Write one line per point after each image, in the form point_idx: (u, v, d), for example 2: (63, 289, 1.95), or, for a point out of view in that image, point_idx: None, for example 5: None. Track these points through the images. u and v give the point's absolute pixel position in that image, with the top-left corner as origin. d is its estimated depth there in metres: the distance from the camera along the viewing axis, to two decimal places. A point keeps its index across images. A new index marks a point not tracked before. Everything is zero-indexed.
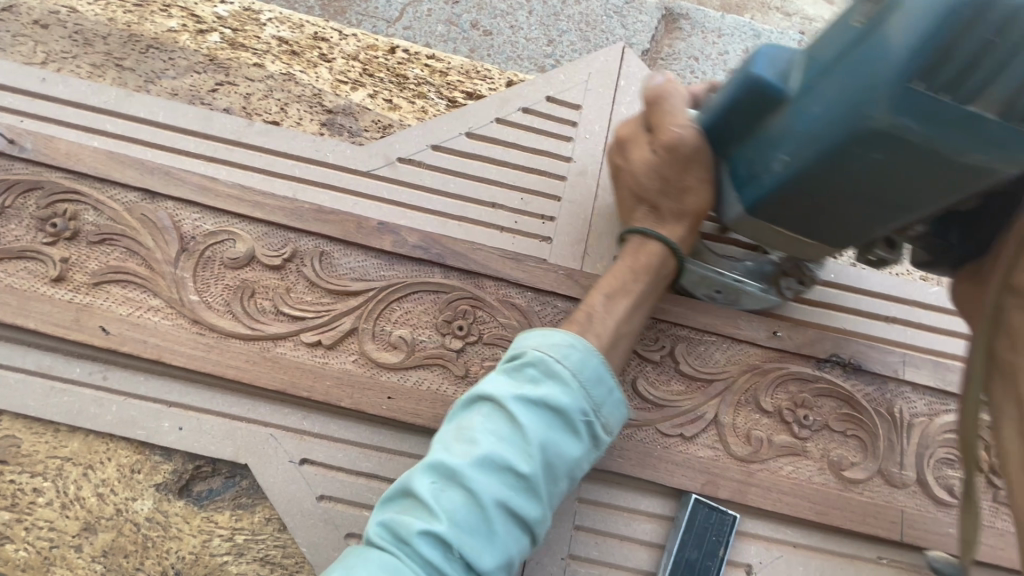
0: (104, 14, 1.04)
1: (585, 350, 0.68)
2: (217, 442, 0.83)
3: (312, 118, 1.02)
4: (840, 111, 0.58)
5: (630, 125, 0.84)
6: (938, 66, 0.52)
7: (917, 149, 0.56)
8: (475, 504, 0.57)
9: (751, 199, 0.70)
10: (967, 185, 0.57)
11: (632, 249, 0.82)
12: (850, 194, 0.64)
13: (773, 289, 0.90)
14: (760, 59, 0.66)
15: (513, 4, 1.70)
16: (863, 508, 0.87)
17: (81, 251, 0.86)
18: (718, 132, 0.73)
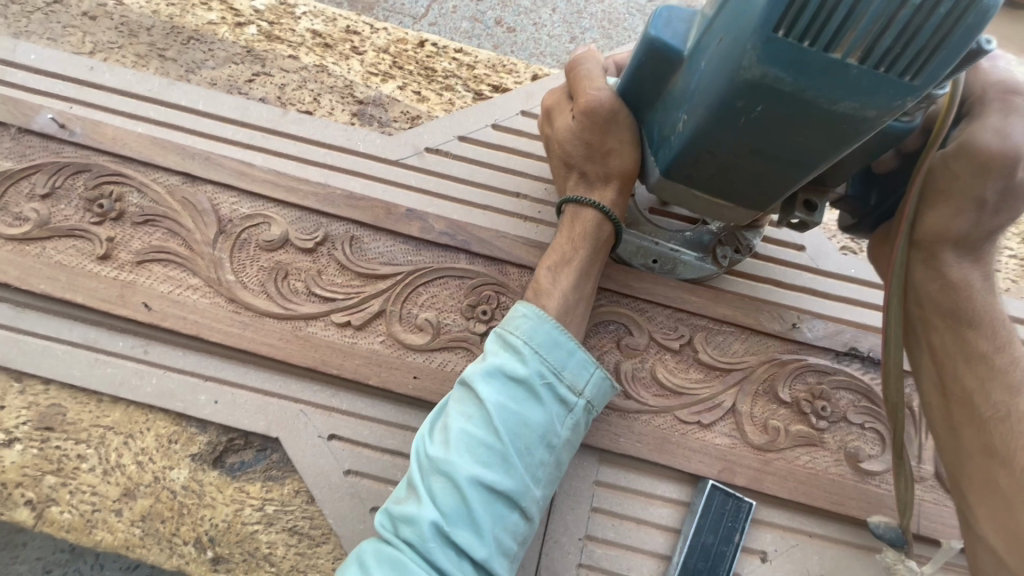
0: (148, 7, 1.09)
1: (537, 318, 0.75)
2: (250, 416, 0.86)
3: (344, 108, 1.05)
4: (720, 66, 0.56)
5: (556, 97, 0.88)
6: (802, 18, 0.48)
7: (786, 99, 0.53)
8: (456, 475, 0.65)
9: (664, 162, 0.69)
10: (848, 136, 0.55)
11: (569, 219, 0.86)
12: (765, 158, 0.61)
13: (708, 258, 0.92)
14: (659, 18, 0.66)
15: (537, 2, 1.73)
16: (880, 500, 0.87)
17: (125, 230, 0.91)
18: (635, 95, 0.75)
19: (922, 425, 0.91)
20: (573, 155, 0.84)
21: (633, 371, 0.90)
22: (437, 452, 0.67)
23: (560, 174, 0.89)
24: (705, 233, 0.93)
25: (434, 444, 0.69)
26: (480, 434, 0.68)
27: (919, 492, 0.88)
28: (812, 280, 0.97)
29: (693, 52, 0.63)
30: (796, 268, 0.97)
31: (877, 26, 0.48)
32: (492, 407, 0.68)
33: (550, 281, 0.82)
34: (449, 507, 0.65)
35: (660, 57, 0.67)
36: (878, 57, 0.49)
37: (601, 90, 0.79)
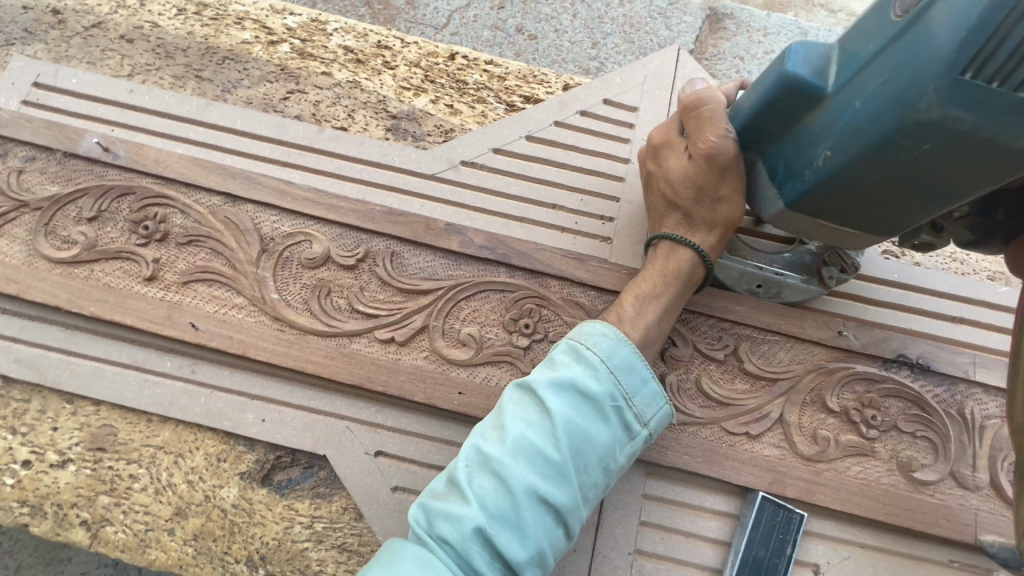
0: (183, 28, 1.10)
1: (618, 340, 0.74)
2: (297, 433, 0.87)
3: (379, 123, 1.06)
4: (887, 102, 0.57)
5: (663, 130, 0.86)
6: (986, 60, 0.51)
7: (965, 135, 0.55)
8: (508, 480, 0.65)
9: (791, 195, 0.70)
10: (1007, 171, 0.57)
11: (663, 256, 0.83)
12: (906, 188, 0.62)
13: (815, 280, 0.90)
14: (795, 55, 0.66)
15: (558, 9, 1.73)
16: (935, 510, 0.86)
17: (170, 252, 0.92)
18: (751, 132, 0.75)
19: (975, 433, 0.89)
20: (678, 194, 0.82)
21: (678, 383, 0.89)
22: (491, 452, 0.67)
23: (657, 212, 0.86)
24: (806, 254, 0.91)
25: (490, 440, 0.68)
26: (540, 441, 0.67)
27: (974, 502, 0.87)
28: (858, 287, 0.94)
29: (837, 90, 0.63)
30: (840, 274, 0.95)
31: None
32: (560, 419, 0.68)
33: (635, 311, 0.80)
34: (493, 509, 0.64)
35: (797, 94, 0.66)
36: None
37: (729, 133, 0.77)
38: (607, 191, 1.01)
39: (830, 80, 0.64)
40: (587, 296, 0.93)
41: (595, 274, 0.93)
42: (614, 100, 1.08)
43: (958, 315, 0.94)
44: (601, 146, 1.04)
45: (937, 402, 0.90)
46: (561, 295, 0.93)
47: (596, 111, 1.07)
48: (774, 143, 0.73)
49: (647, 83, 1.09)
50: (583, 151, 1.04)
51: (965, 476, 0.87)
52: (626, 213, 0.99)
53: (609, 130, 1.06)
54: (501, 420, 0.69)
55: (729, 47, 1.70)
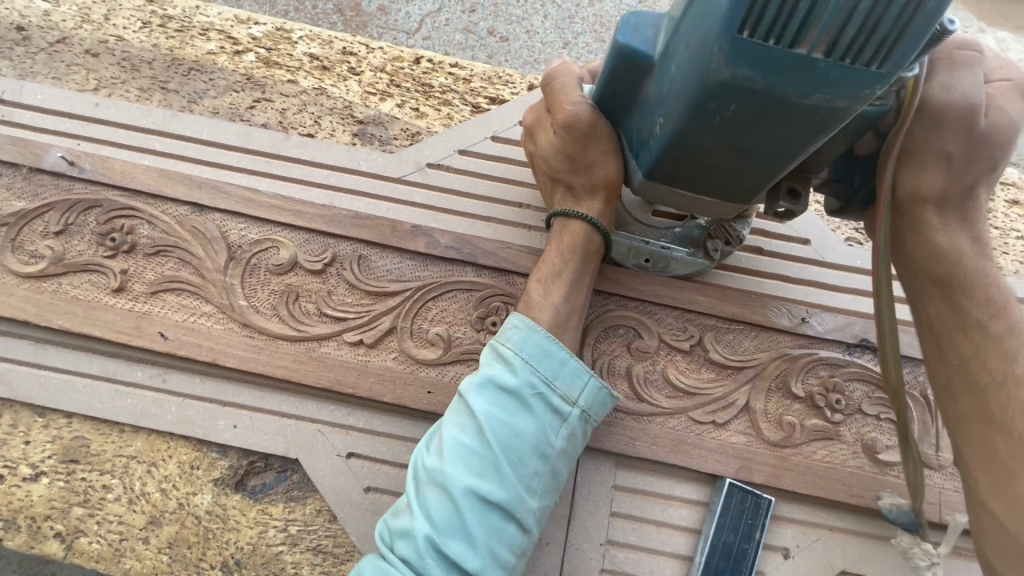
0: (148, 41, 1.11)
1: (528, 328, 0.75)
2: (269, 438, 0.88)
3: (345, 129, 1.07)
4: (693, 67, 0.57)
5: (537, 112, 0.89)
6: (760, 13, 0.50)
7: (757, 95, 0.55)
8: (448, 487, 0.67)
9: (646, 164, 0.70)
10: (828, 125, 0.56)
11: (558, 232, 0.86)
12: (743, 151, 0.62)
13: (701, 252, 0.93)
14: (626, 26, 0.67)
15: (529, 10, 1.74)
16: (900, 490, 0.87)
17: (138, 263, 0.92)
18: (611, 104, 0.75)
19: (938, 413, 0.91)
20: (559, 170, 0.84)
21: (645, 374, 0.90)
22: (430, 464, 0.69)
23: (550, 189, 0.89)
24: (695, 228, 0.93)
25: (430, 454, 0.71)
26: (470, 445, 0.69)
27: (939, 481, 0.88)
28: (818, 274, 0.97)
29: (663, 57, 0.64)
30: (802, 262, 0.97)
31: (838, 19, 0.48)
32: (483, 418, 0.70)
33: (542, 295, 0.82)
34: (441, 520, 0.66)
35: (630, 65, 0.68)
36: (843, 49, 0.49)
37: (579, 103, 0.80)
38: None
39: (658, 49, 0.65)
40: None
41: None
42: None
43: None
44: None
45: None
46: (528, 292, 0.94)
47: None
48: (632, 115, 0.74)
49: None
50: None
51: (929, 456, 0.89)
52: None
53: None
54: (438, 434, 0.72)
55: None
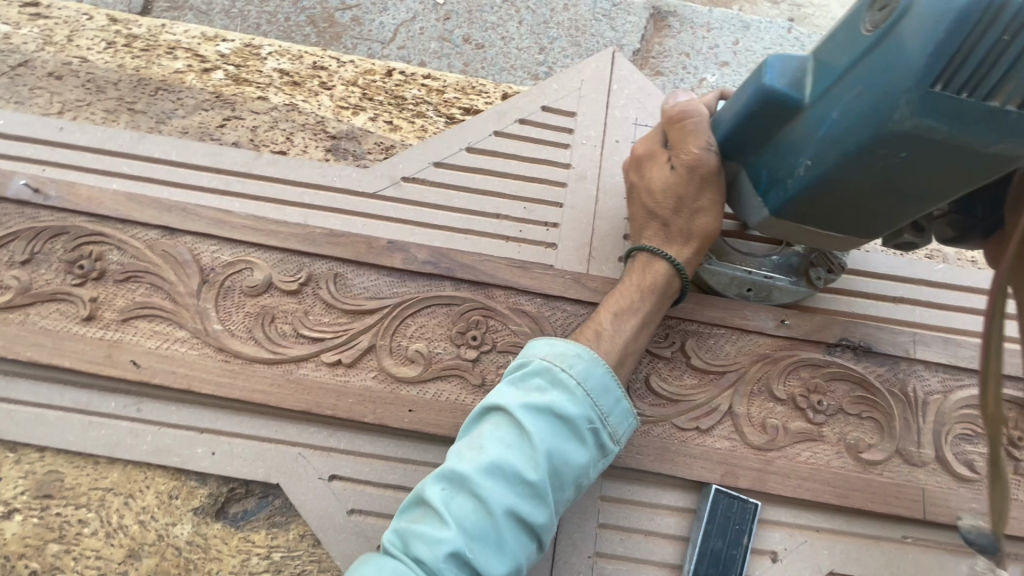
0: (113, 62, 1.09)
1: (593, 361, 0.75)
2: (248, 464, 0.86)
3: (318, 145, 1.05)
4: (860, 115, 0.60)
5: (647, 144, 0.88)
6: (954, 70, 0.54)
7: (938, 145, 0.58)
8: (486, 501, 0.64)
9: (774, 203, 0.73)
10: (990, 171, 0.60)
11: (640, 269, 0.86)
12: (881, 191, 0.66)
13: (801, 281, 0.93)
14: (772, 69, 0.70)
15: (503, 16, 1.74)
16: (884, 488, 0.88)
17: (108, 289, 0.90)
18: (733, 142, 0.78)
19: (918, 410, 0.91)
20: (659, 208, 0.85)
21: (628, 383, 0.90)
22: (467, 472, 0.66)
23: (638, 221, 0.89)
24: (795, 255, 0.94)
25: (464, 461, 0.67)
26: (520, 462, 0.66)
27: (923, 477, 0.89)
28: None
29: (817, 98, 0.66)
30: None
31: None
32: (541, 444, 0.67)
33: (615, 325, 0.82)
34: (467, 531, 0.63)
35: (777, 107, 0.70)
36: None
37: (707, 148, 0.80)
38: (549, 198, 1.03)
39: (807, 94, 0.67)
40: (534, 303, 0.94)
41: (539, 281, 0.94)
42: (552, 106, 1.09)
43: (899, 295, 0.97)
44: (541, 153, 1.06)
45: (881, 382, 0.92)
46: (507, 304, 0.93)
47: (535, 118, 1.08)
48: (759, 153, 0.76)
49: (584, 88, 1.11)
50: (524, 159, 1.05)
51: (912, 453, 0.89)
52: (570, 218, 1.01)
53: (549, 136, 1.07)
54: (475, 439, 0.69)
55: (674, 45, 1.73)
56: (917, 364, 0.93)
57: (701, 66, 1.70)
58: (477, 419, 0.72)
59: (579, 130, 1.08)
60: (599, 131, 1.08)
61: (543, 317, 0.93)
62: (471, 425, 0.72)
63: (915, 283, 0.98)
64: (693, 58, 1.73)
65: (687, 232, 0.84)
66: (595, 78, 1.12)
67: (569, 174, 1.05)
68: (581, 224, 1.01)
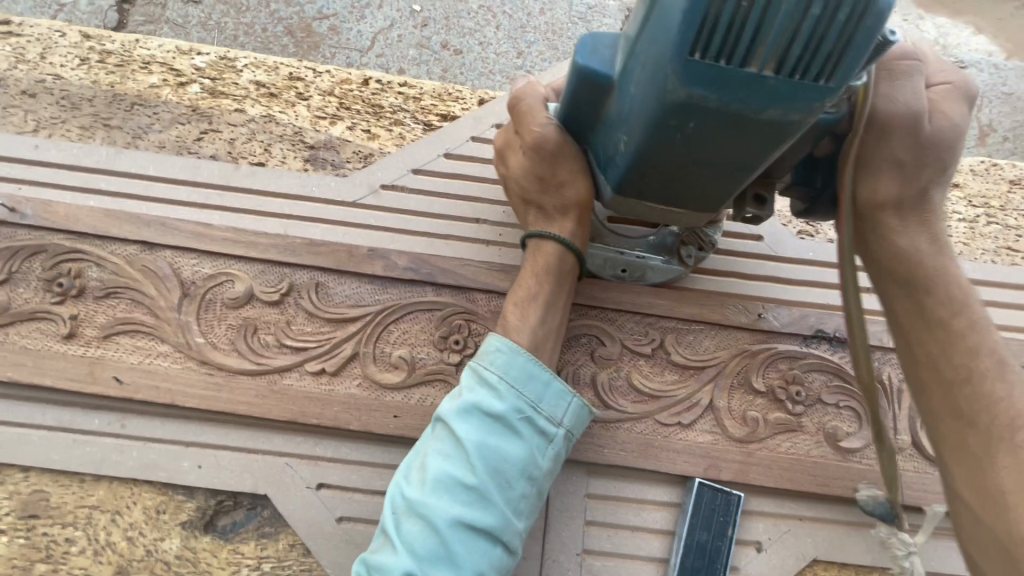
0: (88, 78, 1.09)
1: (512, 350, 0.76)
2: (236, 476, 0.86)
3: (296, 155, 1.06)
4: (651, 86, 0.58)
5: (505, 134, 0.89)
6: (708, 37, 0.51)
7: (713, 113, 0.56)
8: (434, 519, 0.67)
9: (615, 178, 0.71)
10: (775, 139, 0.58)
11: (532, 254, 0.86)
12: (696, 165, 0.64)
13: (675, 260, 0.94)
14: (585, 47, 0.68)
15: (481, 21, 1.75)
16: (863, 475, 0.89)
17: (88, 306, 0.90)
18: (577, 122, 0.76)
19: (894, 397, 0.93)
20: (530, 192, 0.85)
21: (610, 381, 0.91)
22: (411, 494, 0.69)
23: (520, 207, 0.89)
24: (669, 236, 0.95)
25: (411, 483, 0.70)
26: (456, 471, 0.69)
27: (900, 463, 0.91)
28: (775, 269, 0.98)
29: (621, 77, 0.65)
30: (757, 258, 0.99)
31: (784, 36, 0.50)
32: (469, 444, 0.69)
33: (519, 318, 0.82)
34: (423, 551, 0.66)
35: (594, 86, 0.68)
36: (790, 65, 0.52)
37: (546, 125, 0.81)
38: None
39: (615, 68, 0.66)
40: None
41: None
42: None
43: (873, 286, 0.98)
44: None
45: None
46: (489, 307, 0.94)
47: None
48: (597, 132, 0.75)
49: None
50: None
51: (889, 439, 0.91)
52: None
53: None
54: (419, 460, 0.72)
55: None
56: (893, 352, 0.95)
57: None
58: (422, 438, 0.75)
59: None
60: None
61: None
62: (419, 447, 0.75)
63: None
64: None
65: (564, 208, 0.84)
66: None
67: None
68: None
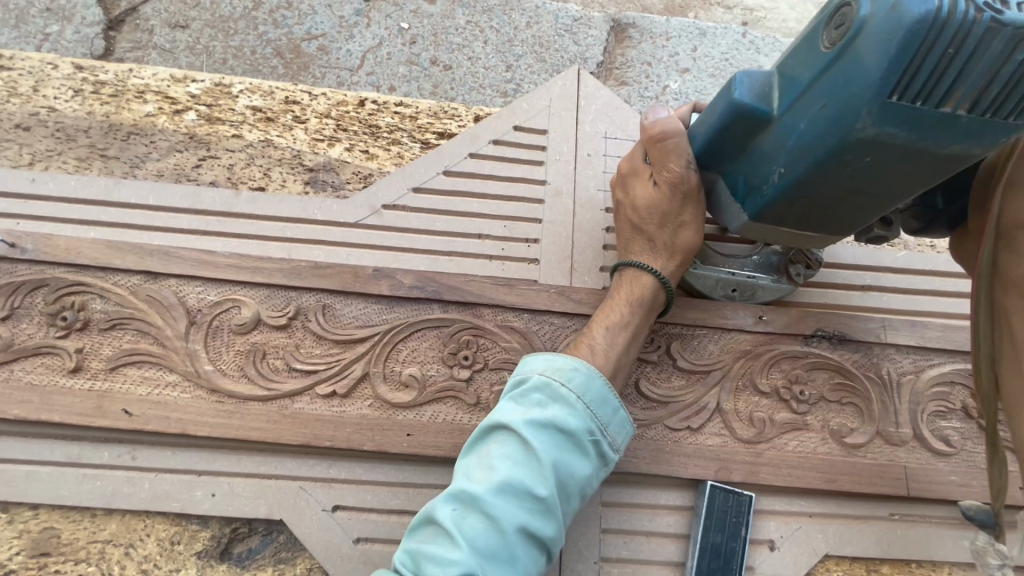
0: (83, 109, 1.09)
1: (588, 373, 0.78)
2: (250, 502, 0.86)
3: (296, 178, 1.07)
4: (826, 123, 0.64)
5: (631, 160, 0.91)
6: (910, 80, 0.58)
7: (900, 149, 0.62)
8: (498, 520, 0.66)
9: (755, 208, 0.77)
10: (947, 168, 0.65)
11: (627, 281, 0.88)
12: (823, 195, 0.71)
13: (784, 278, 0.98)
14: (741, 84, 0.72)
15: (469, 37, 1.77)
16: (870, 470, 0.91)
17: (94, 339, 0.90)
18: (712, 154, 0.81)
19: (894, 391, 0.96)
20: (646, 226, 0.87)
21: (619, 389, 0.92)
22: (478, 491, 0.67)
23: (629, 234, 0.90)
24: (774, 255, 0.99)
25: (472, 481, 0.69)
26: (530, 478, 0.69)
27: (903, 456, 0.93)
28: None
29: (783, 111, 0.70)
30: None
31: (986, 77, 0.57)
32: (548, 457, 0.70)
33: (608, 340, 0.83)
34: (481, 551, 0.64)
35: (748, 119, 0.73)
36: (985, 104, 0.58)
37: (687, 166, 0.83)
38: (528, 215, 1.06)
39: (774, 106, 0.71)
40: (522, 317, 0.96)
41: (525, 296, 0.96)
42: (524, 126, 1.12)
43: (867, 283, 1.02)
44: (517, 172, 1.09)
45: (857, 368, 0.97)
46: (496, 321, 0.95)
47: (508, 138, 1.11)
48: (733, 163, 0.80)
49: (553, 105, 1.14)
50: (500, 179, 1.08)
51: (891, 433, 0.93)
52: (549, 234, 1.05)
53: (523, 155, 1.11)
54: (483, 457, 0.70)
55: (636, 55, 1.80)
56: (890, 348, 0.98)
57: (664, 74, 1.77)
58: (480, 437, 0.74)
59: (551, 146, 1.12)
60: (571, 146, 1.12)
61: (532, 331, 0.95)
62: (476, 444, 0.74)
63: (881, 269, 1.03)
64: (656, 67, 1.79)
65: (671, 247, 0.87)
66: (563, 95, 1.16)
67: (546, 190, 1.08)
68: (561, 238, 1.05)
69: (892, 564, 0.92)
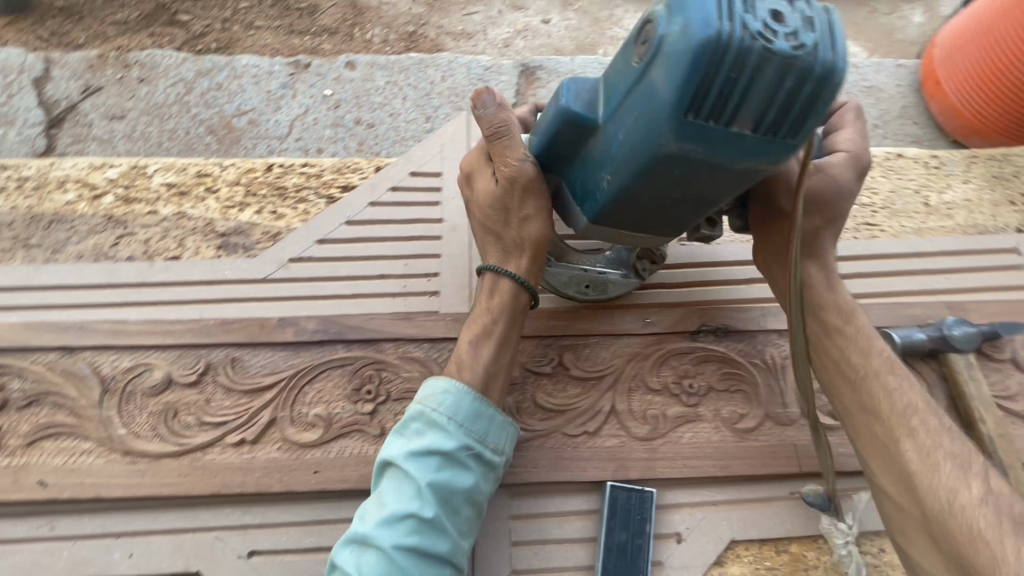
0: (7, 205, 1.17)
1: (459, 392, 0.82)
2: (167, 558, 0.89)
3: (208, 244, 1.14)
4: (638, 137, 0.68)
5: (474, 159, 0.94)
6: (703, 100, 0.61)
7: (703, 163, 0.67)
8: (386, 551, 0.72)
9: (592, 215, 0.82)
10: (745, 181, 0.71)
11: (490, 285, 0.92)
12: (649, 201, 0.76)
13: (633, 273, 1.02)
14: (568, 89, 0.77)
15: (389, 95, 1.91)
16: (761, 451, 0.96)
17: (12, 417, 0.94)
18: (552, 158, 0.85)
19: (779, 374, 1.01)
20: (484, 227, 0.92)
21: (517, 404, 0.97)
22: (366, 530, 0.74)
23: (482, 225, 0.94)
24: (625, 251, 1.03)
25: (364, 520, 0.76)
26: (413, 507, 0.74)
27: (793, 434, 0.97)
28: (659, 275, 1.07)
29: (606, 119, 0.74)
30: None
31: (765, 102, 0.61)
32: (425, 481, 0.75)
33: (472, 352, 0.88)
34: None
35: (575, 126, 0.78)
36: (770, 127, 0.63)
37: (522, 160, 0.85)
38: (427, 252, 1.12)
39: (601, 113, 0.76)
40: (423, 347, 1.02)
41: (423, 327, 1.03)
42: (419, 171, 1.22)
43: (751, 277, 1.07)
44: (415, 214, 1.17)
45: (743, 356, 1.02)
46: (398, 354, 1.01)
47: (404, 183, 1.20)
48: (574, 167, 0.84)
49: (445, 149, 1.24)
50: (399, 222, 1.16)
51: (779, 414, 0.98)
52: (447, 266, 1.11)
53: (420, 197, 1.19)
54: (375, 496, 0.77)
55: (545, 94, 1.93)
56: (771, 334, 1.04)
57: None
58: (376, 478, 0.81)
59: (445, 186, 1.20)
60: None
61: (432, 358, 1.01)
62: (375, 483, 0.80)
63: None
64: None
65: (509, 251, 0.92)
66: (454, 139, 1.26)
67: (442, 226, 1.16)
68: (458, 269, 1.11)
69: (800, 542, 0.95)
